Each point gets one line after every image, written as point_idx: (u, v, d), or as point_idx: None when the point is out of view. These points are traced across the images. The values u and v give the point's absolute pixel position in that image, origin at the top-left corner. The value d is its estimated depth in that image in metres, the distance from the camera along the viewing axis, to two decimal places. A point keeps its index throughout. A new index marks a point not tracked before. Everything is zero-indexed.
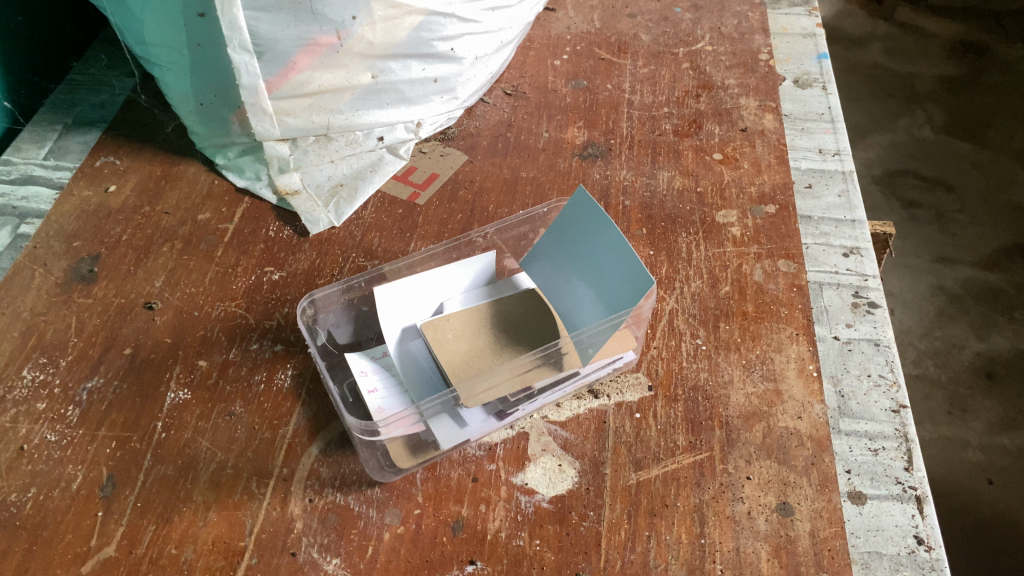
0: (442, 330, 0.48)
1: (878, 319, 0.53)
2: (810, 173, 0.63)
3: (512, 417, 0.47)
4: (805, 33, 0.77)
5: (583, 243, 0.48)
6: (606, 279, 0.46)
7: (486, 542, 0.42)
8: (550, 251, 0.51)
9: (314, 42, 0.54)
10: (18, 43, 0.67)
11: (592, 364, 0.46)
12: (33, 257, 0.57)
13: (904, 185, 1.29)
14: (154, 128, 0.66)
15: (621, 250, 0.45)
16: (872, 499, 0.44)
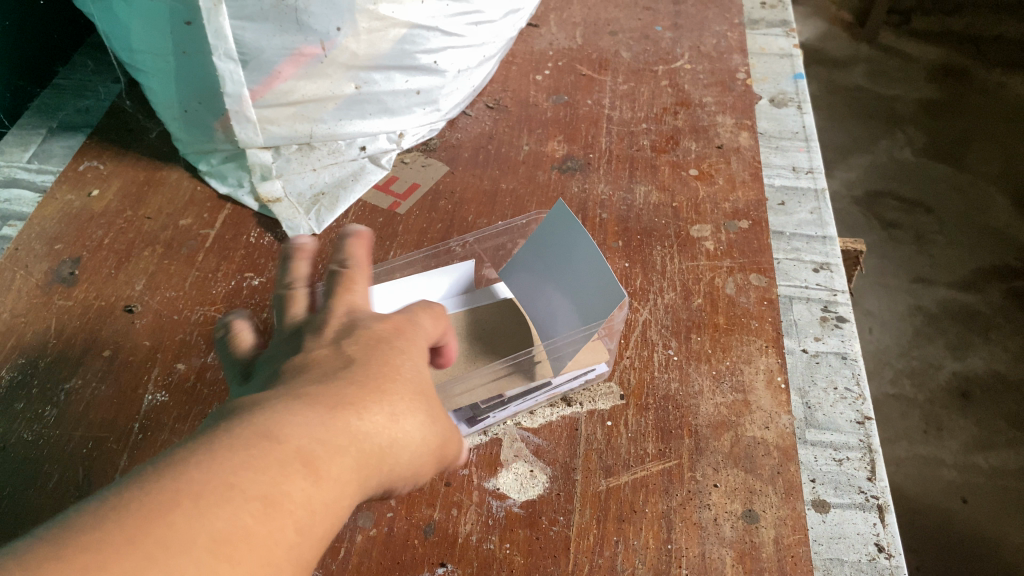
0: None
1: (846, 333, 0.54)
2: (783, 190, 0.64)
3: (484, 424, 0.48)
4: (782, 53, 0.78)
5: (562, 256, 0.49)
6: (582, 292, 0.47)
7: (457, 545, 0.43)
8: (531, 263, 0.52)
9: (298, 52, 0.55)
10: (7, 47, 0.67)
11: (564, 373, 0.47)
12: (14, 259, 0.57)
13: (881, 206, 1.31)
14: (138, 134, 0.67)
15: (597, 265, 0.45)
16: (835, 507, 0.45)
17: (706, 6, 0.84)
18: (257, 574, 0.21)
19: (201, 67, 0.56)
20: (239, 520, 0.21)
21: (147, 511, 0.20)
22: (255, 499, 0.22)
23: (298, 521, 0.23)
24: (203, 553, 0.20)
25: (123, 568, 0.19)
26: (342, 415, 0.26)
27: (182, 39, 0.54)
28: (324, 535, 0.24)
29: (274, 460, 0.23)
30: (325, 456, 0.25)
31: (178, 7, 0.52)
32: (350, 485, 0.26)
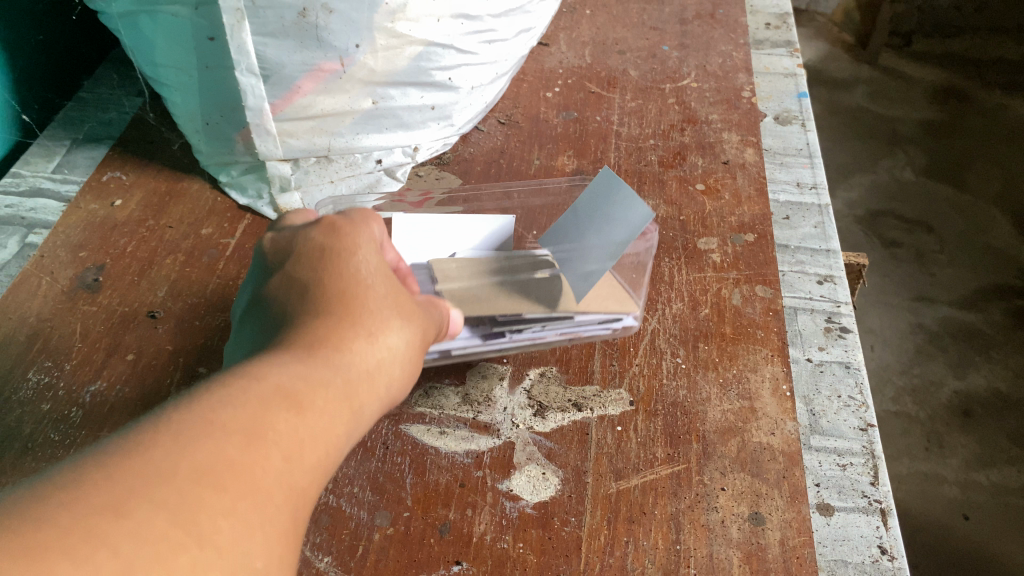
0: (447, 265, 0.54)
1: (849, 343, 0.56)
2: (787, 205, 0.66)
3: (500, 343, 0.52)
4: (786, 72, 0.80)
5: (594, 206, 0.53)
6: (613, 225, 0.50)
7: (472, 544, 0.44)
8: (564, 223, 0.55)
9: (318, 67, 0.57)
10: (40, 60, 0.69)
11: (586, 311, 0.51)
12: (40, 265, 0.59)
13: (883, 224, 1.33)
14: (160, 145, 0.69)
15: (624, 199, 0.50)
16: (840, 510, 0.47)
17: (713, 26, 0.86)
18: (249, 493, 0.25)
19: (223, 81, 0.58)
20: (224, 443, 0.25)
21: (140, 450, 0.23)
22: (240, 428, 0.26)
23: (285, 446, 0.27)
24: (191, 471, 0.24)
25: (121, 494, 0.22)
26: (311, 361, 0.30)
27: (205, 54, 0.56)
28: (316, 463, 0.28)
29: (253, 397, 0.27)
30: (303, 393, 0.29)
31: (203, 23, 0.54)
32: (333, 419, 0.30)
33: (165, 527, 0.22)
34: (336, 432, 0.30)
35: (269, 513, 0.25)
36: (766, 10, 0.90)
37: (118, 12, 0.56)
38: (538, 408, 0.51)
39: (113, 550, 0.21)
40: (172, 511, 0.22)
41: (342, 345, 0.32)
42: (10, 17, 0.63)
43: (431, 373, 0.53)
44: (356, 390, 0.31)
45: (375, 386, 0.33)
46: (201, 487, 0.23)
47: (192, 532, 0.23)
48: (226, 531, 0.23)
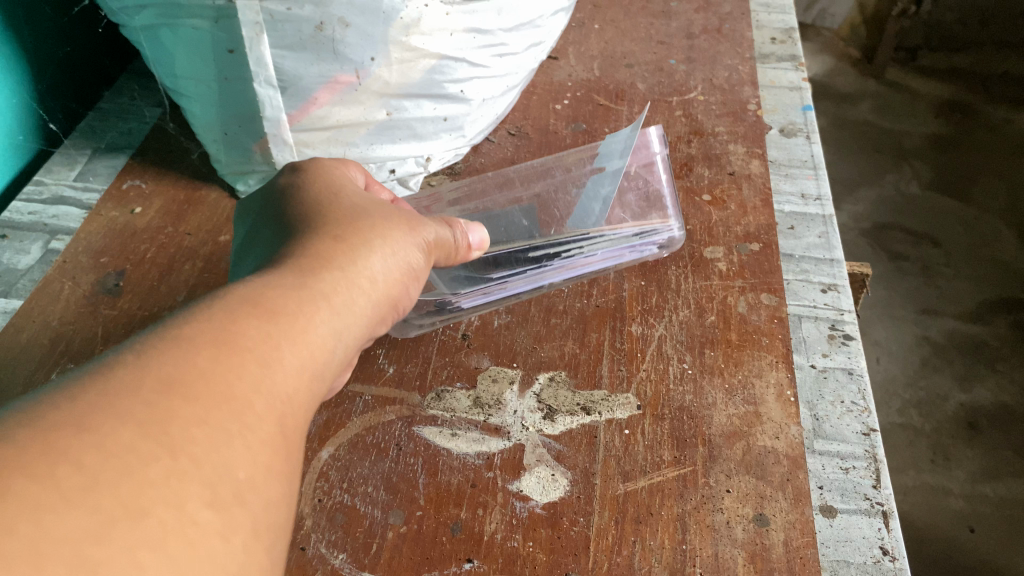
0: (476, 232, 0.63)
1: (852, 350, 0.57)
2: (791, 215, 0.68)
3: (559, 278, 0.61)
4: (791, 86, 0.82)
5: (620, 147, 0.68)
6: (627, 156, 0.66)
7: (483, 543, 0.46)
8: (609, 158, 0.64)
9: (334, 79, 0.58)
10: (67, 71, 0.71)
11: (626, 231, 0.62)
12: (63, 271, 0.61)
13: (889, 237, 1.34)
14: (179, 155, 0.71)
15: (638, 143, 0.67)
16: (842, 512, 0.48)
17: (719, 40, 0.87)
18: (223, 398, 0.26)
19: (242, 93, 0.59)
20: (193, 355, 0.27)
21: (106, 373, 0.25)
22: (206, 339, 0.28)
23: (257, 353, 0.29)
24: (158, 380, 0.25)
25: (86, 410, 0.23)
26: (274, 284, 0.33)
27: (225, 66, 0.57)
28: (292, 371, 0.30)
29: (216, 315, 0.29)
30: (266, 308, 0.31)
31: (222, 36, 0.55)
32: (303, 332, 0.32)
33: (133, 437, 0.23)
34: (309, 343, 0.32)
35: (247, 419, 0.27)
36: (771, 25, 0.91)
37: (141, 24, 0.58)
38: (547, 411, 0.52)
39: (76, 462, 0.22)
40: (141, 420, 0.24)
41: (305, 271, 0.35)
42: (39, 29, 0.65)
43: (443, 376, 0.54)
44: (325, 305, 0.34)
45: (346, 306, 0.36)
46: (171, 395, 0.25)
47: (162, 440, 0.24)
48: (202, 436, 0.25)
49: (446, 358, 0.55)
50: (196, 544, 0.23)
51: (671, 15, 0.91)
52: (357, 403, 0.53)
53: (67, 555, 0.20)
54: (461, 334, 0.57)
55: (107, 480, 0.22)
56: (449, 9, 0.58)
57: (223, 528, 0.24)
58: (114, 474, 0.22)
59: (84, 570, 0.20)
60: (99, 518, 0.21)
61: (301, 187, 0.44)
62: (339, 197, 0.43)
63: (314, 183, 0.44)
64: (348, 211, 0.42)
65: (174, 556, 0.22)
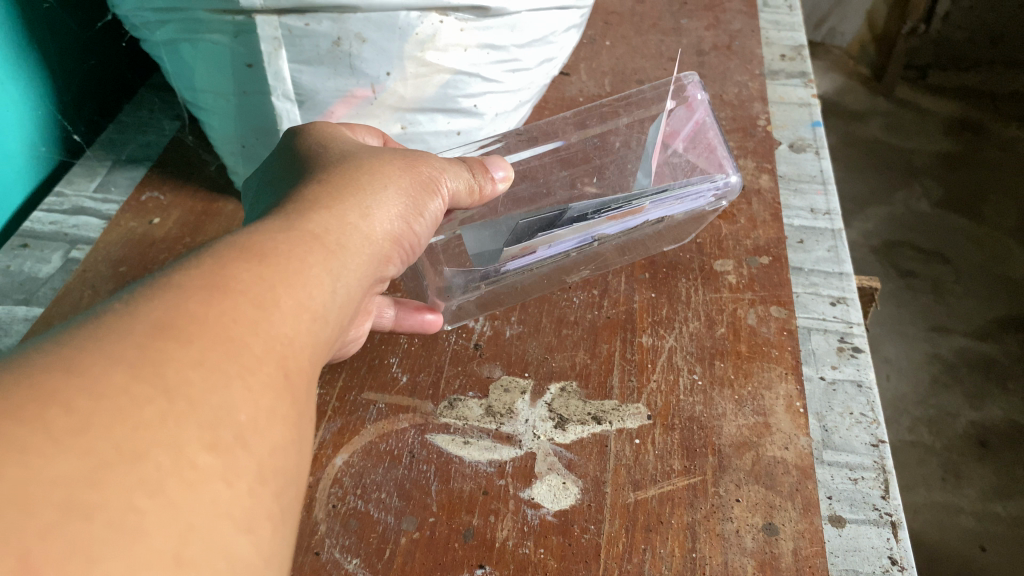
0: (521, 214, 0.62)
1: (861, 362, 0.57)
2: (801, 230, 0.68)
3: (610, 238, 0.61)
4: (801, 102, 0.83)
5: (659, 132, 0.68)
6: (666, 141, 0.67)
7: (495, 549, 0.46)
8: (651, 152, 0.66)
9: (350, 94, 0.60)
10: (91, 84, 0.73)
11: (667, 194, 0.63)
12: (83, 280, 0.62)
13: (899, 255, 1.35)
14: (197, 167, 0.72)
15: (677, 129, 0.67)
16: (851, 522, 0.49)
17: (729, 57, 0.88)
18: (219, 339, 0.27)
19: (259, 106, 0.60)
20: (186, 299, 0.27)
21: (101, 323, 0.26)
22: (199, 285, 0.28)
23: (252, 295, 0.30)
24: (150, 325, 0.26)
25: (79, 356, 0.24)
26: (271, 233, 0.34)
27: (243, 80, 0.58)
28: (293, 315, 0.31)
29: (210, 262, 0.30)
30: (261, 254, 0.32)
31: (240, 50, 0.56)
32: (301, 277, 0.33)
33: (125, 380, 0.24)
34: (308, 287, 0.33)
35: (245, 360, 0.28)
36: (781, 43, 0.92)
37: (162, 38, 0.59)
38: (559, 420, 0.53)
39: (68, 406, 0.22)
40: (134, 364, 0.24)
41: (301, 220, 0.36)
42: (65, 44, 0.67)
43: (455, 386, 0.55)
44: (323, 251, 0.35)
45: (344, 253, 0.37)
46: (163, 338, 0.26)
47: (156, 383, 0.24)
48: (198, 378, 0.25)
49: (459, 367, 0.56)
50: (194, 485, 0.23)
51: (682, 32, 0.92)
52: (371, 411, 0.53)
53: (58, 498, 0.21)
54: (473, 344, 0.58)
55: (100, 422, 0.22)
56: (463, 26, 0.59)
57: (223, 471, 0.25)
58: (105, 415, 0.23)
59: (77, 513, 0.21)
60: (92, 461, 0.22)
61: (299, 146, 0.45)
62: (335, 151, 0.44)
63: (312, 140, 0.45)
64: (346, 163, 0.42)
65: (171, 498, 0.23)
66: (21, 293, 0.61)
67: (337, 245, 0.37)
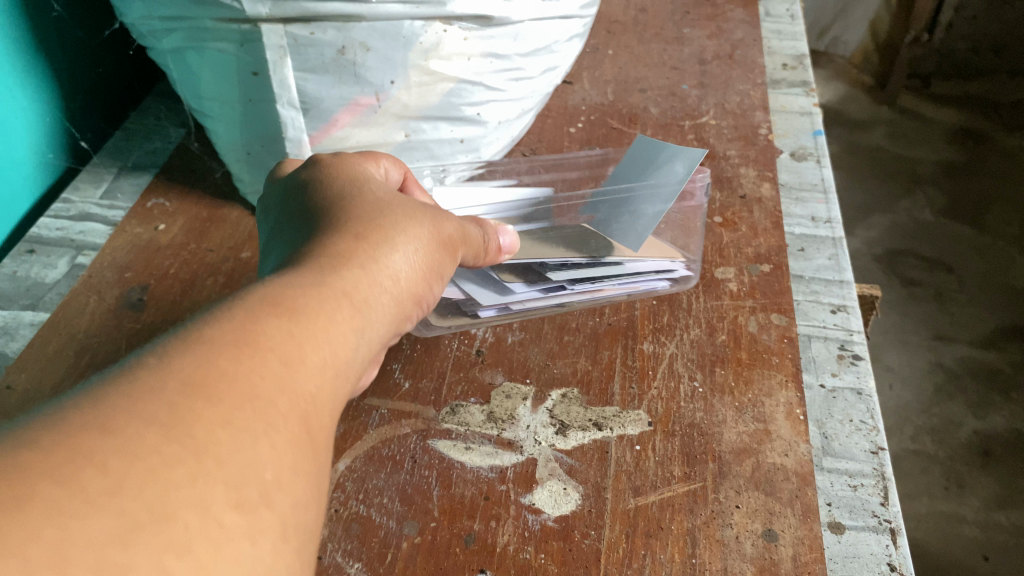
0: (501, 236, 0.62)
1: (861, 370, 0.58)
2: (802, 238, 0.69)
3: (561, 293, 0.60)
4: (802, 111, 0.83)
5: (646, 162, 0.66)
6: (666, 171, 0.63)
7: (496, 554, 0.46)
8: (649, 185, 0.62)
9: (355, 102, 0.60)
10: (98, 91, 0.74)
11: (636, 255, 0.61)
12: (88, 285, 0.62)
13: (902, 264, 1.35)
14: (203, 174, 0.72)
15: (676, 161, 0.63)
16: (850, 529, 0.49)
17: (731, 66, 0.89)
18: (248, 397, 0.26)
19: (265, 114, 0.61)
20: (216, 354, 0.26)
21: (128, 374, 0.25)
22: (230, 339, 0.27)
23: (280, 353, 0.28)
24: (181, 382, 0.25)
25: (110, 413, 0.23)
26: (296, 282, 0.32)
27: (249, 87, 0.59)
28: (316, 372, 0.30)
29: (239, 314, 0.29)
30: (290, 307, 0.31)
31: (246, 58, 0.56)
32: (326, 332, 0.32)
33: (157, 441, 0.23)
34: (332, 343, 0.32)
35: (271, 418, 0.27)
36: (783, 52, 0.93)
37: (169, 47, 0.60)
38: (560, 426, 0.53)
39: (100, 466, 0.21)
40: (165, 423, 0.23)
41: (330, 268, 0.35)
42: (72, 52, 0.68)
43: (457, 392, 0.55)
44: (349, 304, 0.34)
45: (368, 303, 0.35)
46: (195, 395, 0.24)
47: (186, 441, 0.23)
48: (227, 437, 0.24)
49: (461, 374, 0.56)
50: (219, 546, 0.22)
51: (684, 41, 0.93)
52: (373, 416, 0.54)
53: (90, 562, 0.20)
54: (475, 350, 0.58)
55: (132, 485, 0.21)
56: (468, 35, 0.59)
57: (249, 530, 0.24)
58: (138, 477, 0.22)
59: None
60: (122, 524, 0.21)
61: (324, 173, 0.43)
62: (362, 185, 0.42)
63: (337, 171, 0.43)
64: (373, 201, 0.41)
65: (199, 559, 0.22)
66: (27, 298, 0.62)
67: (361, 295, 0.35)
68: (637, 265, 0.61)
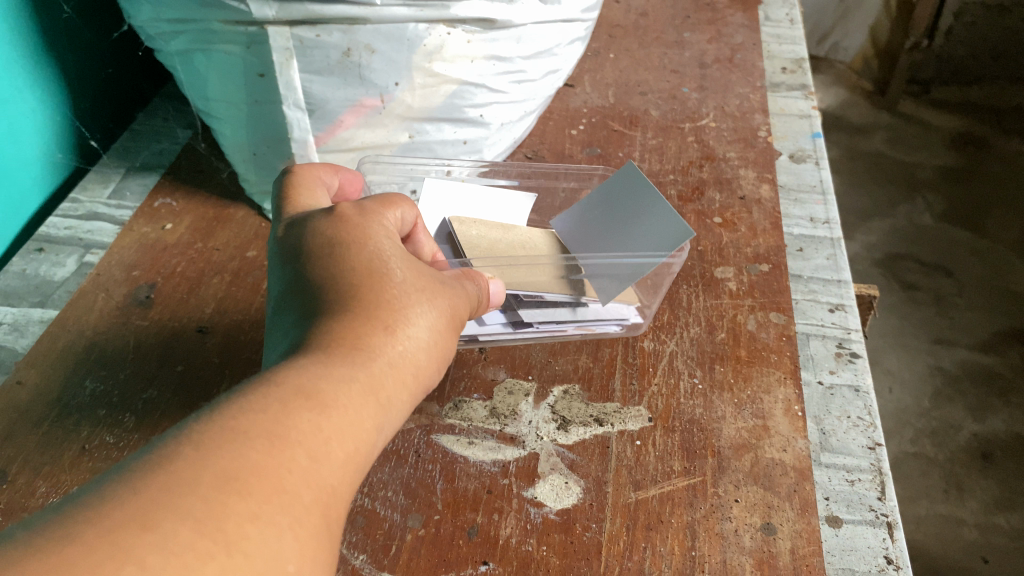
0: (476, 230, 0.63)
1: (859, 367, 0.59)
2: (800, 238, 0.70)
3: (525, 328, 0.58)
4: (801, 114, 0.84)
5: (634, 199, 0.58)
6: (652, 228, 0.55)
7: (498, 546, 0.47)
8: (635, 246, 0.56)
9: (359, 103, 0.61)
10: (107, 92, 0.75)
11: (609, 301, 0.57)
12: (97, 283, 0.63)
13: (902, 267, 1.36)
14: (209, 174, 0.73)
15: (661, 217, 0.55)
16: (847, 522, 0.49)
17: (731, 70, 0.90)
18: (276, 491, 0.27)
19: (271, 115, 0.61)
20: (248, 446, 0.27)
21: (163, 460, 0.26)
22: (263, 430, 0.28)
23: (310, 446, 0.29)
24: (215, 477, 0.26)
25: (146, 507, 0.24)
26: (330, 361, 0.32)
27: (255, 89, 0.59)
28: (343, 460, 0.30)
29: (272, 401, 0.29)
30: (323, 393, 0.31)
31: (253, 60, 0.57)
32: (357, 416, 0.32)
33: (190, 537, 0.24)
34: (363, 428, 0.32)
35: (298, 510, 0.27)
36: (782, 56, 0.94)
37: (177, 49, 0.61)
38: (561, 422, 0.54)
39: (139, 563, 0.22)
40: (197, 520, 0.24)
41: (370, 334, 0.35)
42: (81, 53, 0.69)
43: (460, 388, 0.56)
44: (381, 386, 0.34)
45: (399, 379, 0.35)
46: (226, 491, 0.25)
47: (217, 538, 0.24)
48: (255, 532, 0.25)
49: (464, 370, 0.57)
50: None
51: (685, 45, 0.94)
52: None
53: None
54: (478, 347, 0.59)
55: None
56: (470, 37, 0.61)
57: None
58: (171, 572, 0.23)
59: None
60: None
61: (367, 210, 0.41)
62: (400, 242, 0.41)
63: (379, 213, 0.41)
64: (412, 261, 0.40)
65: None
66: (36, 295, 0.63)
67: (394, 372, 0.35)
68: (601, 311, 0.57)
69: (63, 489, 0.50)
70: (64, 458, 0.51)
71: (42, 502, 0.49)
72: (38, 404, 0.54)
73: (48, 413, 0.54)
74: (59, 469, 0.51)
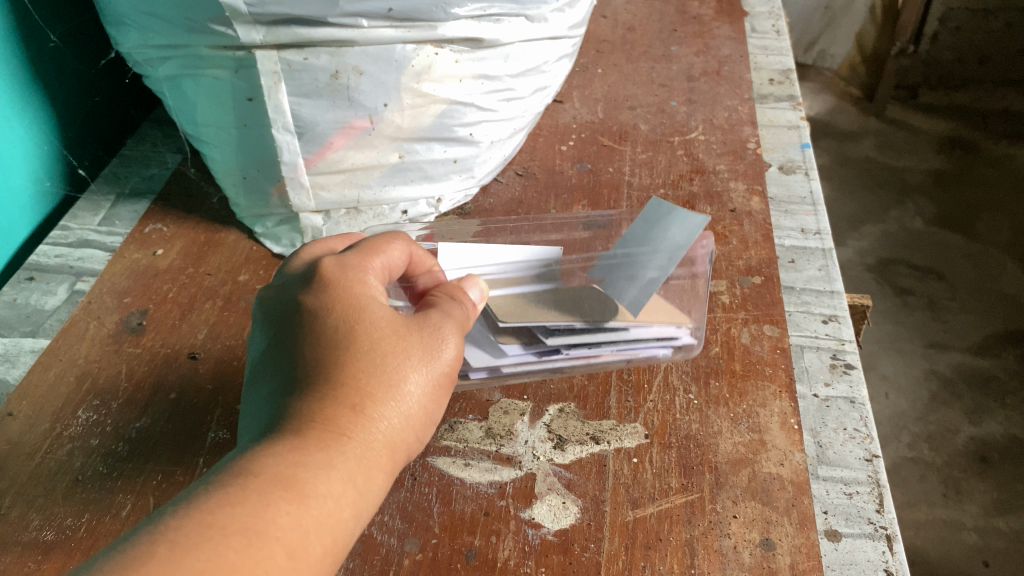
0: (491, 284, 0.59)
1: (854, 379, 0.59)
2: (793, 249, 0.70)
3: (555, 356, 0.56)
4: (790, 125, 0.85)
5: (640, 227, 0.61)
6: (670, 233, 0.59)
7: (496, 569, 0.47)
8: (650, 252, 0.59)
9: (349, 125, 0.60)
10: (94, 120, 0.75)
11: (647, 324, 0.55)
12: (88, 311, 0.63)
13: (895, 273, 1.36)
14: (200, 199, 0.73)
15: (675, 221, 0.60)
16: (847, 536, 0.49)
17: (719, 82, 0.90)
18: None
19: (260, 139, 0.61)
20: (223, 549, 0.29)
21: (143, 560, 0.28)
22: (237, 529, 0.30)
23: (288, 543, 0.31)
24: None
25: None
26: (307, 448, 0.35)
27: (244, 114, 0.59)
28: (322, 554, 0.33)
29: (251, 495, 0.31)
30: (300, 484, 0.33)
31: (241, 85, 0.57)
32: (336, 505, 0.34)
33: None
34: (341, 518, 0.34)
35: None
36: (769, 67, 0.94)
37: (164, 75, 0.60)
38: (558, 440, 0.54)
39: None
40: None
41: (348, 414, 0.37)
42: (69, 81, 0.69)
43: (455, 409, 0.56)
44: (360, 472, 0.36)
45: (379, 459, 0.37)
46: None
47: None
48: None
49: (459, 391, 0.57)
50: None
51: (672, 59, 0.94)
52: None
53: None
54: None
55: None
56: (458, 57, 0.61)
57: None
58: None
59: None
60: None
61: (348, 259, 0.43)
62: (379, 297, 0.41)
63: (361, 264, 0.43)
64: (398, 317, 0.41)
65: None
66: (28, 325, 0.62)
67: (374, 452, 0.37)
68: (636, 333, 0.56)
69: (56, 522, 0.49)
70: (57, 490, 0.51)
71: (36, 535, 0.49)
72: (30, 436, 0.54)
73: (41, 445, 0.54)
74: (52, 500, 0.50)
